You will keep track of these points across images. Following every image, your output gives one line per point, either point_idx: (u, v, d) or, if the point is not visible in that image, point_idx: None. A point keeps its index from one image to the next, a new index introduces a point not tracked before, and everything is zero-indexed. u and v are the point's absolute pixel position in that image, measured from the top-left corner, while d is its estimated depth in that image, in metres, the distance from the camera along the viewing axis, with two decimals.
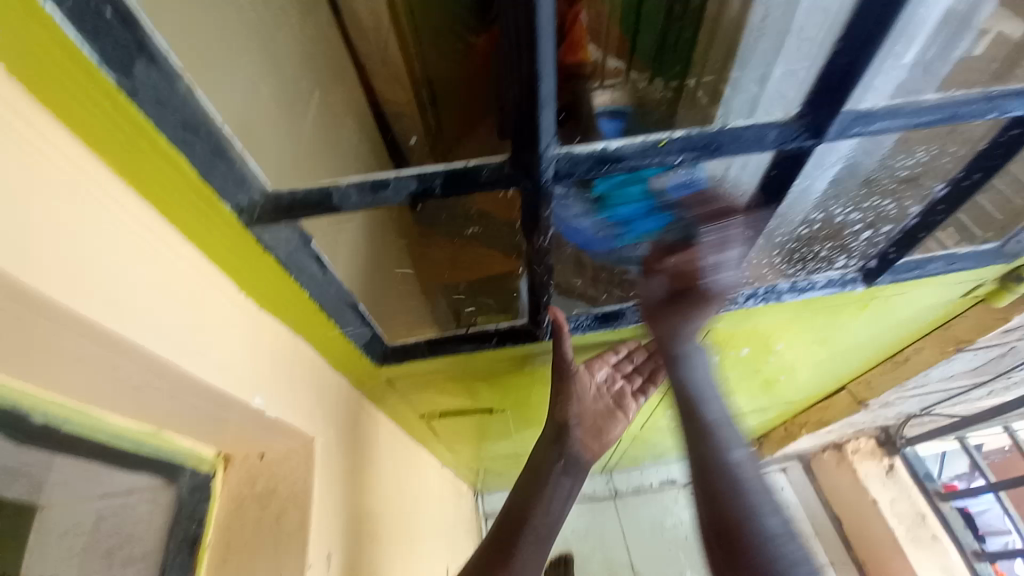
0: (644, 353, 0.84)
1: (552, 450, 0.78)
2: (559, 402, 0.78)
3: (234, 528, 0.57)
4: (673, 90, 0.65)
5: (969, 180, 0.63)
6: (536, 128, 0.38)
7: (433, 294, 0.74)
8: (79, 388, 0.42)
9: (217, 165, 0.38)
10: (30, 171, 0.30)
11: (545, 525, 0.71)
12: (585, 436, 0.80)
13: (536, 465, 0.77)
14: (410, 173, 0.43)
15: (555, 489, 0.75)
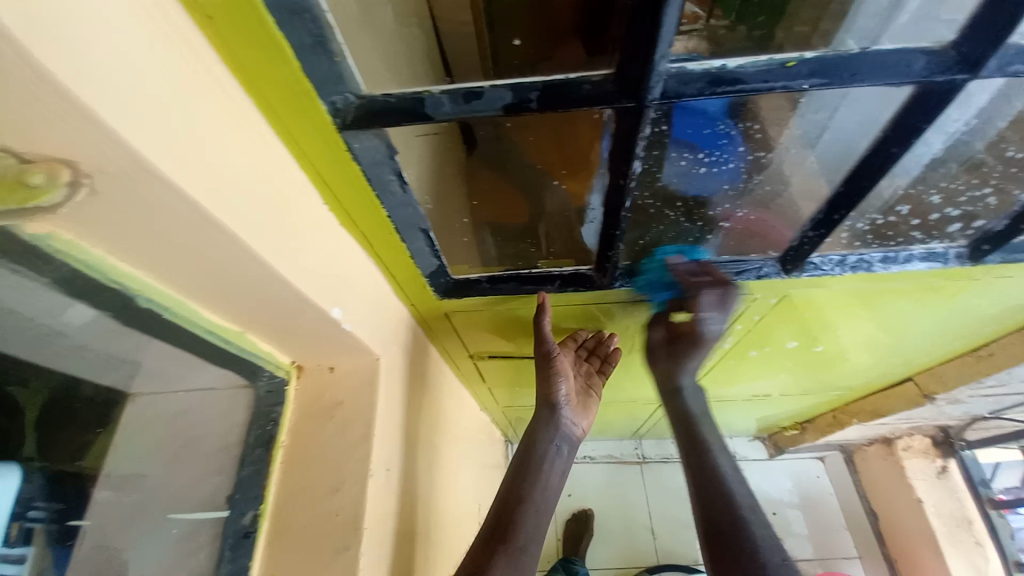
0: (593, 333, 0.90)
1: (547, 436, 0.79)
2: (544, 382, 0.81)
3: (303, 433, 0.60)
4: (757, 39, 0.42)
5: None
6: (655, 33, 0.34)
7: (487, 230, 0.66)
8: (181, 277, 0.43)
9: (317, 56, 0.36)
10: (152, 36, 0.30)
11: (541, 502, 0.73)
12: (574, 411, 0.84)
13: (531, 456, 0.78)
14: (505, 83, 0.40)
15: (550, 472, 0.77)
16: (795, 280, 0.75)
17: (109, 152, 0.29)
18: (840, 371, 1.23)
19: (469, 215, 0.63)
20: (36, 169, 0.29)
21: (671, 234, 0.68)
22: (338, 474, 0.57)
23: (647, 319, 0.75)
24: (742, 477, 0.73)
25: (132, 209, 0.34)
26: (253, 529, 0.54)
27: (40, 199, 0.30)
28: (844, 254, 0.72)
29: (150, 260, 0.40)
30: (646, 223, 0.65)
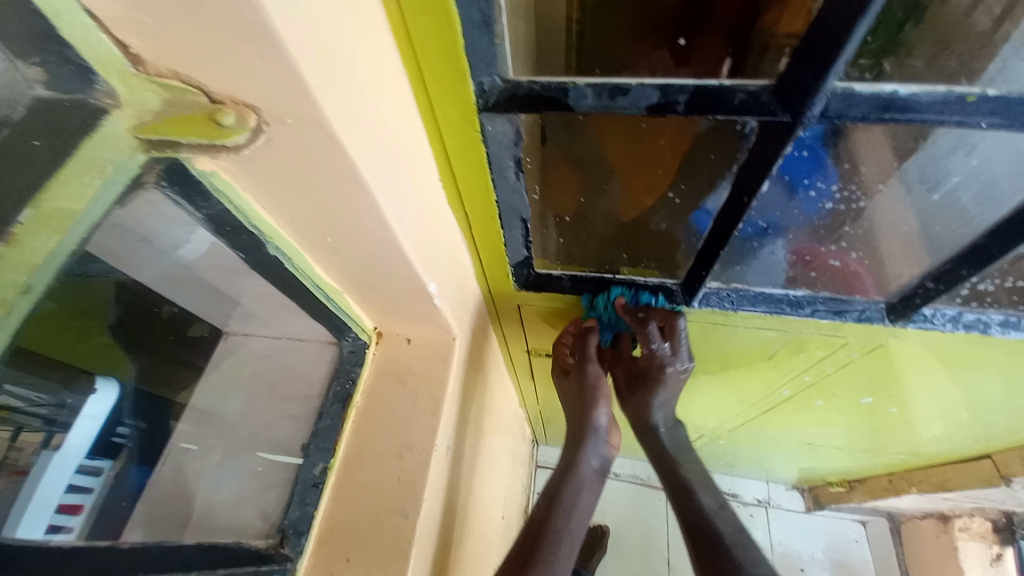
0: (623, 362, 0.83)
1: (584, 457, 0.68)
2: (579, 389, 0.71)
3: (375, 398, 0.62)
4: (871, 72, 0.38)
5: None
6: (839, 47, 0.33)
7: (565, 228, 0.63)
8: (308, 231, 0.44)
9: (480, 36, 0.37)
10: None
11: (570, 535, 0.60)
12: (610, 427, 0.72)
13: (555, 486, 0.65)
14: (654, 82, 0.39)
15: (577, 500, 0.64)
16: (897, 331, 0.69)
17: (294, 105, 0.30)
18: (912, 435, 1.13)
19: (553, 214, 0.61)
20: (227, 110, 0.31)
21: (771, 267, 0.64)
22: (405, 442, 0.59)
23: (648, 337, 0.67)
24: (702, 496, 0.68)
25: (293, 162, 0.35)
26: (323, 481, 0.56)
27: (226, 138, 0.31)
28: (960, 311, 0.66)
29: (287, 212, 0.42)
30: (732, 258, 0.62)
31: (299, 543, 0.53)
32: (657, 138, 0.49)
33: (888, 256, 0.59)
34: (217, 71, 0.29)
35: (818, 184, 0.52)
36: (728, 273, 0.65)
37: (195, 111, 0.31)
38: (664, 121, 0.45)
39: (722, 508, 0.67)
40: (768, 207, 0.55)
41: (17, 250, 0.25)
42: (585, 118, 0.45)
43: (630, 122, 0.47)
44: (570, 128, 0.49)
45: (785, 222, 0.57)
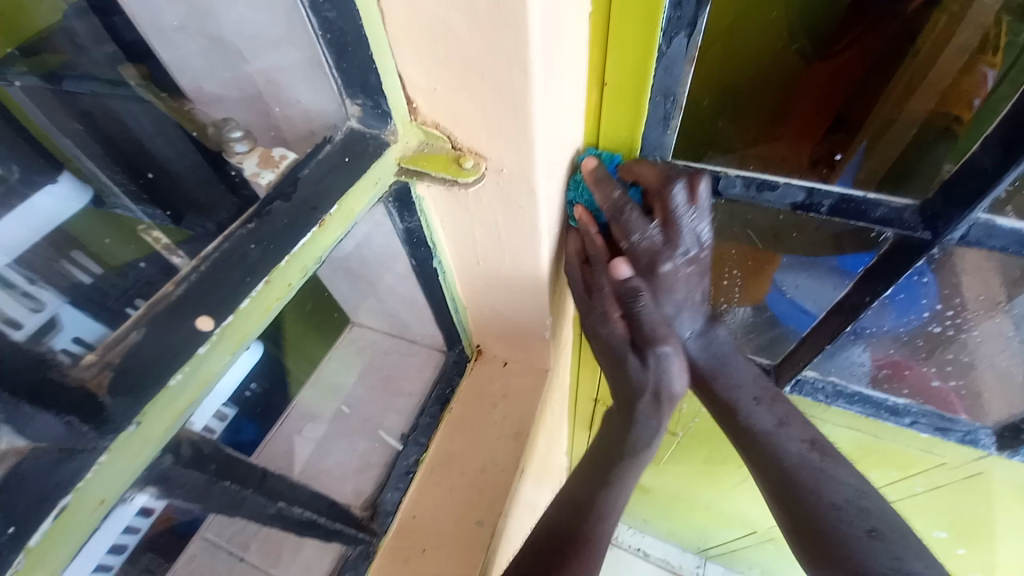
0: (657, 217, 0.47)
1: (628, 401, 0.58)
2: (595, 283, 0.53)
3: (469, 408, 0.68)
4: None
5: None
6: (989, 183, 0.37)
7: None
8: (468, 255, 0.53)
9: (656, 128, 0.46)
10: (574, 92, 0.41)
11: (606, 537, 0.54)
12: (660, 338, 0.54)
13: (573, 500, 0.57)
14: (800, 184, 0.45)
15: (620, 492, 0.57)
16: (1006, 465, 0.65)
17: (518, 162, 0.39)
18: None
19: None
20: (467, 157, 0.40)
21: (874, 366, 0.64)
22: (491, 453, 0.64)
23: (628, 228, 0.47)
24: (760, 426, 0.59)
25: (491, 200, 0.43)
26: (413, 470, 0.63)
27: (463, 176, 0.40)
28: None
29: (461, 238, 0.50)
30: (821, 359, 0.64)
31: (385, 522, 0.59)
32: (793, 229, 0.54)
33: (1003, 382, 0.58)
34: (474, 132, 0.38)
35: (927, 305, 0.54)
36: (828, 366, 0.65)
37: (444, 155, 0.40)
38: (797, 217, 0.50)
39: (783, 426, 0.59)
40: (873, 316, 0.56)
41: (323, 234, 0.33)
42: (724, 203, 0.52)
43: (758, 215, 0.53)
44: (704, 213, 0.56)
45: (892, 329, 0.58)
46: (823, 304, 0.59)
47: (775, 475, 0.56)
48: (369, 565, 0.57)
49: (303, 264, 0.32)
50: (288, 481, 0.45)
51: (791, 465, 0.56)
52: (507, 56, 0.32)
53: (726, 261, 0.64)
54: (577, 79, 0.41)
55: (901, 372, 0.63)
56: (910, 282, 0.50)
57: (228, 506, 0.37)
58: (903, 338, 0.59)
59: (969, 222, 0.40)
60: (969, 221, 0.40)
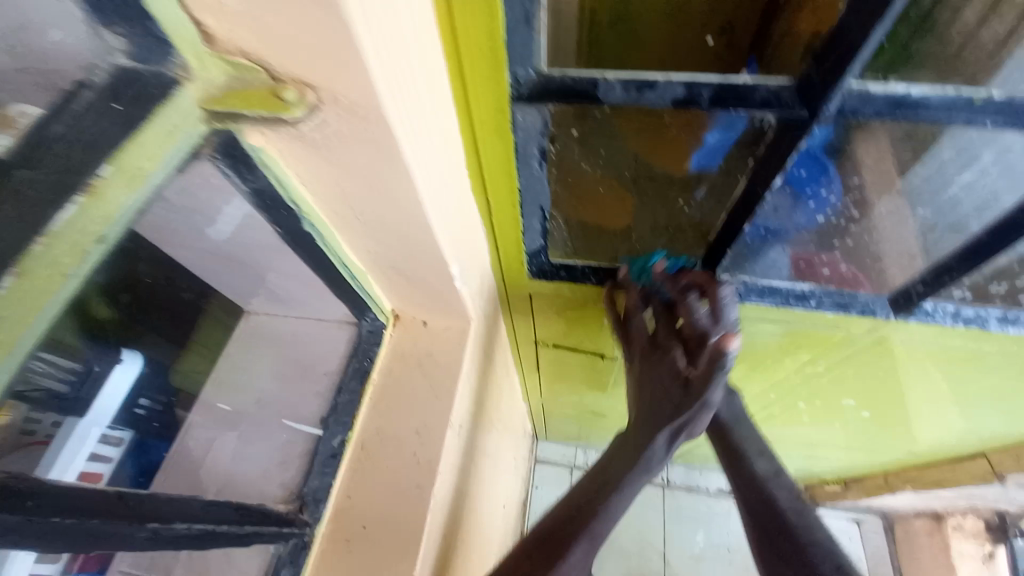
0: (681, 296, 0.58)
1: (659, 390, 0.57)
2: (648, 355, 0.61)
3: (393, 376, 0.64)
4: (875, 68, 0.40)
5: None
6: (858, 45, 0.35)
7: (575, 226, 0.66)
8: (342, 210, 0.46)
9: (521, 30, 0.39)
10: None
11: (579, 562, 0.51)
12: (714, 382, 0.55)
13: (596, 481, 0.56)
14: (680, 78, 0.42)
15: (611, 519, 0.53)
16: (901, 328, 0.70)
17: (350, 87, 0.32)
18: (905, 434, 1.14)
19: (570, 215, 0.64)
20: (288, 87, 0.33)
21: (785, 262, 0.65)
22: (422, 417, 0.61)
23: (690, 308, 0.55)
24: (756, 459, 0.62)
25: (340, 139, 0.37)
26: (340, 452, 0.58)
27: (286, 111, 0.34)
28: (958, 307, 0.66)
29: (328, 192, 0.44)
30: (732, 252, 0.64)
31: (317, 510, 0.55)
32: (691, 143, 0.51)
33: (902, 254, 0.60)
34: (285, 54, 0.31)
35: (823, 193, 0.55)
36: (740, 269, 0.67)
37: (257, 89, 0.33)
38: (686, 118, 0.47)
39: (778, 474, 0.61)
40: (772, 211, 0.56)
41: (101, 203, 0.28)
42: (612, 114, 0.48)
43: (647, 127, 0.50)
44: (598, 135, 0.52)
45: (794, 223, 0.59)
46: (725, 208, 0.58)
47: (763, 503, 0.58)
48: (307, 556, 0.53)
49: (78, 243, 0.27)
50: (167, 498, 0.40)
51: (778, 499, 0.58)
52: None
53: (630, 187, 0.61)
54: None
55: (805, 263, 0.65)
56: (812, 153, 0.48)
57: (79, 543, 0.32)
58: (805, 229, 0.60)
59: (842, 89, 0.39)
60: (843, 88, 0.39)
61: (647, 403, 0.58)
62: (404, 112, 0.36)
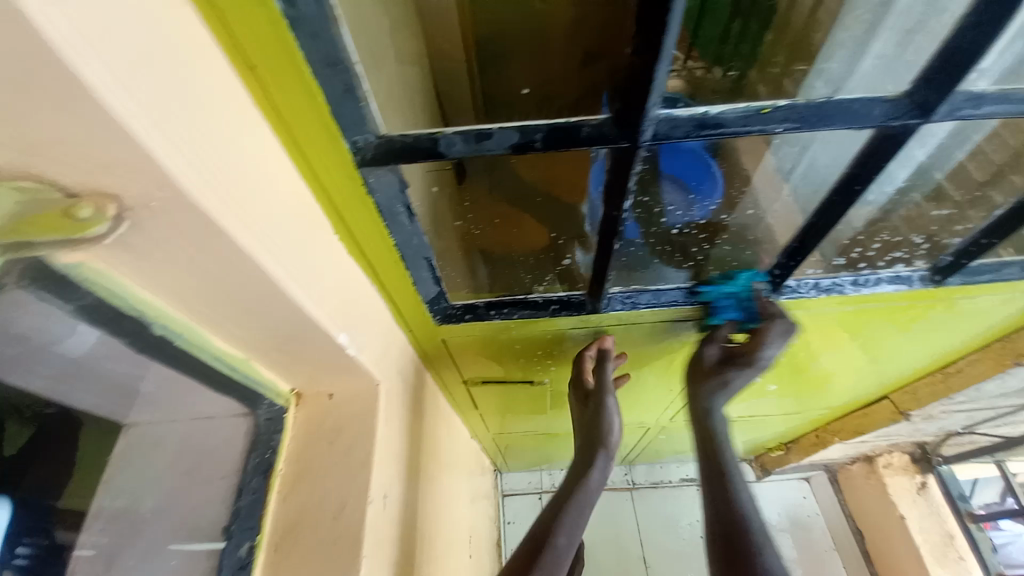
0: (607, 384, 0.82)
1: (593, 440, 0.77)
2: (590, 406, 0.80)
3: (304, 459, 0.61)
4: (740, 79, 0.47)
5: None
6: (649, 81, 0.38)
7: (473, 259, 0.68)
8: (199, 305, 0.44)
9: (345, 102, 0.40)
10: (210, 88, 0.33)
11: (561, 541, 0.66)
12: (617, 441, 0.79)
13: (561, 496, 0.72)
14: (513, 126, 0.44)
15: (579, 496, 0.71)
16: (777, 304, 0.77)
17: (156, 187, 0.32)
18: (819, 392, 1.25)
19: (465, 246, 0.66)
20: (82, 204, 0.31)
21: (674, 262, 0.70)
22: (340, 498, 0.58)
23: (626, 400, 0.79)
24: (736, 479, 0.67)
25: (168, 237, 0.36)
26: (250, 560, 0.55)
27: (83, 230, 0.31)
28: (817, 278, 0.73)
29: (176, 292, 0.42)
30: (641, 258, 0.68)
31: None
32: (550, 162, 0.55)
33: (753, 242, 0.67)
34: (73, 170, 0.30)
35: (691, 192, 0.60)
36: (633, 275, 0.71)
37: (45, 209, 0.30)
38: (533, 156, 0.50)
39: (749, 498, 0.65)
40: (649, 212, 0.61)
41: None
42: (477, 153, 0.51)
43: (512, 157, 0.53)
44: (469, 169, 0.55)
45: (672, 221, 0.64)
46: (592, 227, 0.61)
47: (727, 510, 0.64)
48: None
49: None
50: None
51: (743, 510, 0.63)
52: (16, 58, 0.24)
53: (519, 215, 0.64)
54: (210, 67, 0.33)
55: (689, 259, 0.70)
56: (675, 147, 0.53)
57: None
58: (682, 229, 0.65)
59: (648, 115, 0.42)
60: (650, 115, 0.42)
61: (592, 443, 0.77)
62: (227, 203, 0.35)
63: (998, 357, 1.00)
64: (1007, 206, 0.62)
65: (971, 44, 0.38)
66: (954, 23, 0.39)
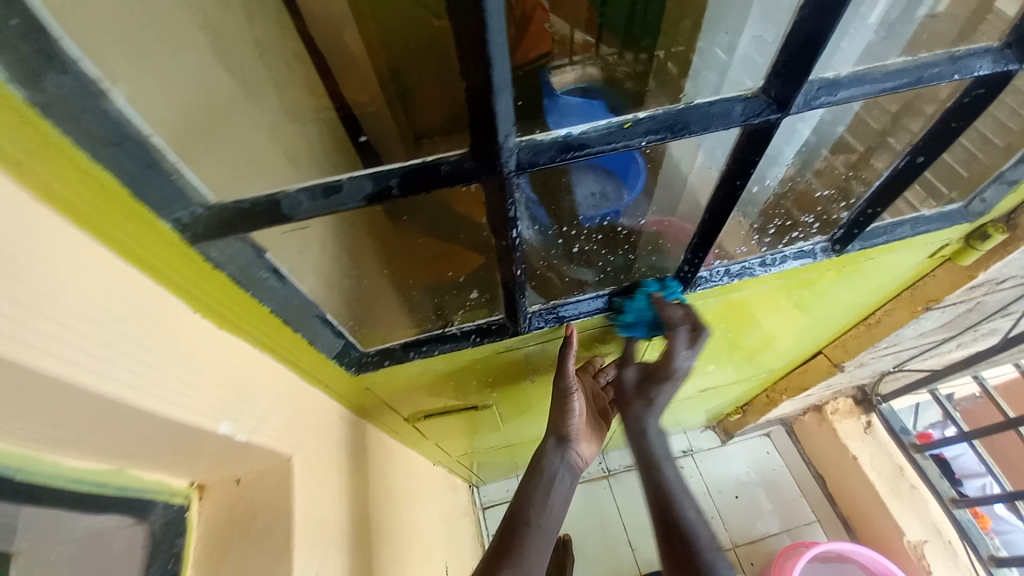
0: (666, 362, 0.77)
1: (551, 462, 0.90)
2: (558, 413, 0.91)
3: (212, 549, 0.58)
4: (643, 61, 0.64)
5: (914, 164, 0.61)
6: (491, 114, 0.35)
7: (406, 292, 0.66)
8: (23, 435, 0.40)
9: (149, 177, 0.35)
10: None
11: (530, 556, 0.77)
12: (580, 441, 0.94)
13: (524, 491, 0.87)
14: (363, 174, 0.40)
15: (535, 479, 0.89)
16: (695, 295, 0.77)
17: None
18: (759, 359, 1.29)
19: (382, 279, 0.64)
20: None
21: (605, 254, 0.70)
22: None
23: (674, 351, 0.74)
24: (684, 504, 0.78)
25: None
26: None
27: None
28: (726, 264, 0.74)
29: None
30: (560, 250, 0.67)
31: None
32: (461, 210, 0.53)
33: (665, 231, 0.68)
34: None
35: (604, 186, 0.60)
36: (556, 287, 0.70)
37: None
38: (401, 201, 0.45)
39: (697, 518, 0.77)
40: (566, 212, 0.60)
41: None
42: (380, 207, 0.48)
43: (419, 206, 0.51)
44: (387, 214, 0.53)
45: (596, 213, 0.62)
46: (489, 255, 0.59)
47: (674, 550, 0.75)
48: None
49: None
50: None
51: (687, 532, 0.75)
52: None
53: (446, 249, 0.62)
54: None
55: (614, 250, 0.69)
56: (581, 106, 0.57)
57: None
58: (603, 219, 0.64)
59: (503, 145, 0.39)
60: (505, 145, 0.39)
61: (544, 441, 0.93)
62: (14, 325, 0.31)
63: (908, 306, 1.06)
64: (886, 174, 0.64)
65: (814, 36, 0.37)
66: (795, 15, 0.38)
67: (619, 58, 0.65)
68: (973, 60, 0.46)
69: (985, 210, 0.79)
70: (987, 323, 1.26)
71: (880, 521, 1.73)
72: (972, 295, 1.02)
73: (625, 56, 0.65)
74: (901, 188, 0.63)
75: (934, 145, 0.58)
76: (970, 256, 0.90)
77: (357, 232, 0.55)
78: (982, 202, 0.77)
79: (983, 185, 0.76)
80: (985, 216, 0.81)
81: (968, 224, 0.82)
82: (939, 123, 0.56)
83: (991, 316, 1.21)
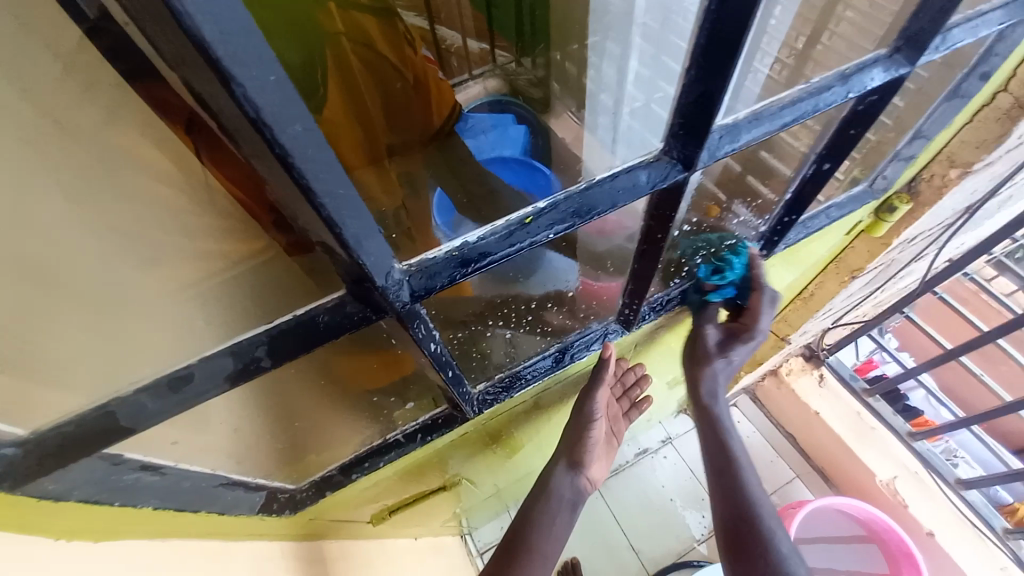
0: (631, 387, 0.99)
1: (558, 491, 0.84)
2: (576, 426, 0.86)
3: None
4: (541, 67, 0.78)
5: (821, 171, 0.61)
6: (363, 263, 0.29)
7: (339, 413, 0.60)
8: None
9: None
10: None
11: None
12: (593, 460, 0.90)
13: (527, 510, 0.82)
14: (220, 352, 0.38)
15: (548, 503, 0.82)
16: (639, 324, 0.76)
17: None
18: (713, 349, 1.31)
19: (303, 413, 0.57)
20: None
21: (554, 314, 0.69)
22: None
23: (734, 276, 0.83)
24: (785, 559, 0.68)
25: None
26: None
27: None
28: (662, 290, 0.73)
29: None
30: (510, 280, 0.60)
31: None
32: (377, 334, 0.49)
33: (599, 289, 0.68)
34: None
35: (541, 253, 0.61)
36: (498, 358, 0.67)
37: None
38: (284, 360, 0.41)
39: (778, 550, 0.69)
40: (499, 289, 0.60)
41: None
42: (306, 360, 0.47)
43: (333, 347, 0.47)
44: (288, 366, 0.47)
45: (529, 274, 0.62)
46: (416, 363, 0.54)
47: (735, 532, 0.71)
48: None
49: None
50: None
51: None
52: None
53: (370, 366, 0.56)
54: None
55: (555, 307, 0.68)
56: (492, 119, 0.78)
57: None
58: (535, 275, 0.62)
59: (388, 282, 0.32)
60: (391, 279, 0.32)
61: (555, 460, 0.87)
62: None
63: (836, 276, 1.10)
64: (797, 182, 0.64)
65: (709, 98, 0.34)
66: (684, 75, 0.35)
67: (520, 65, 0.82)
68: (862, 76, 0.45)
69: (887, 186, 0.82)
70: (904, 270, 1.35)
71: (851, 465, 1.82)
72: (889, 256, 1.08)
73: (524, 62, 0.81)
74: (811, 193, 0.64)
75: (836, 152, 0.58)
76: (883, 227, 0.94)
77: (257, 385, 0.47)
78: (884, 178, 0.81)
79: (881, 163, 0.80)
80: (888, 191, 0.85)
81: (874, 200, 0.85)
82: (838, 130, 0.56)
83: (908, 264, 1.29)
